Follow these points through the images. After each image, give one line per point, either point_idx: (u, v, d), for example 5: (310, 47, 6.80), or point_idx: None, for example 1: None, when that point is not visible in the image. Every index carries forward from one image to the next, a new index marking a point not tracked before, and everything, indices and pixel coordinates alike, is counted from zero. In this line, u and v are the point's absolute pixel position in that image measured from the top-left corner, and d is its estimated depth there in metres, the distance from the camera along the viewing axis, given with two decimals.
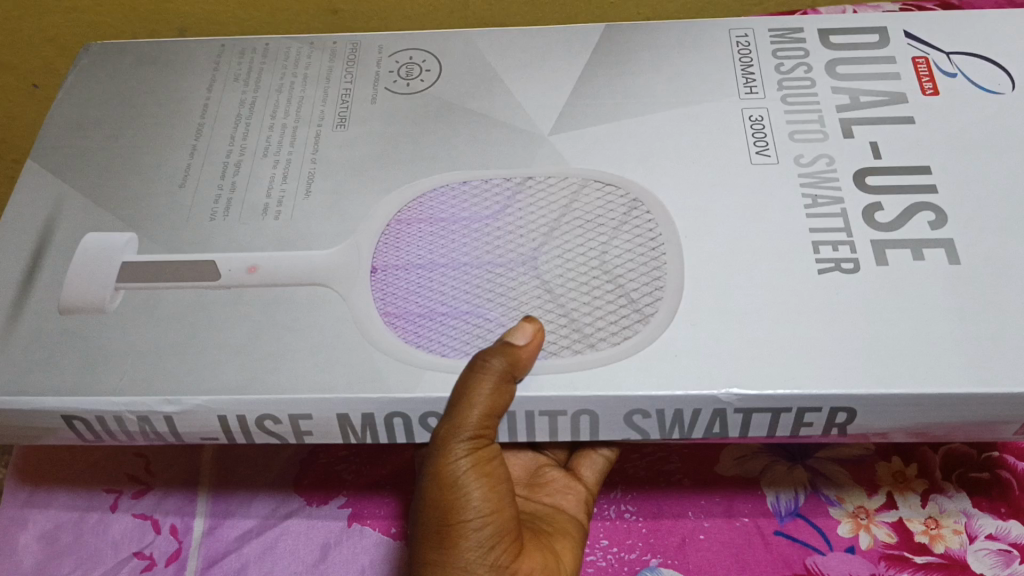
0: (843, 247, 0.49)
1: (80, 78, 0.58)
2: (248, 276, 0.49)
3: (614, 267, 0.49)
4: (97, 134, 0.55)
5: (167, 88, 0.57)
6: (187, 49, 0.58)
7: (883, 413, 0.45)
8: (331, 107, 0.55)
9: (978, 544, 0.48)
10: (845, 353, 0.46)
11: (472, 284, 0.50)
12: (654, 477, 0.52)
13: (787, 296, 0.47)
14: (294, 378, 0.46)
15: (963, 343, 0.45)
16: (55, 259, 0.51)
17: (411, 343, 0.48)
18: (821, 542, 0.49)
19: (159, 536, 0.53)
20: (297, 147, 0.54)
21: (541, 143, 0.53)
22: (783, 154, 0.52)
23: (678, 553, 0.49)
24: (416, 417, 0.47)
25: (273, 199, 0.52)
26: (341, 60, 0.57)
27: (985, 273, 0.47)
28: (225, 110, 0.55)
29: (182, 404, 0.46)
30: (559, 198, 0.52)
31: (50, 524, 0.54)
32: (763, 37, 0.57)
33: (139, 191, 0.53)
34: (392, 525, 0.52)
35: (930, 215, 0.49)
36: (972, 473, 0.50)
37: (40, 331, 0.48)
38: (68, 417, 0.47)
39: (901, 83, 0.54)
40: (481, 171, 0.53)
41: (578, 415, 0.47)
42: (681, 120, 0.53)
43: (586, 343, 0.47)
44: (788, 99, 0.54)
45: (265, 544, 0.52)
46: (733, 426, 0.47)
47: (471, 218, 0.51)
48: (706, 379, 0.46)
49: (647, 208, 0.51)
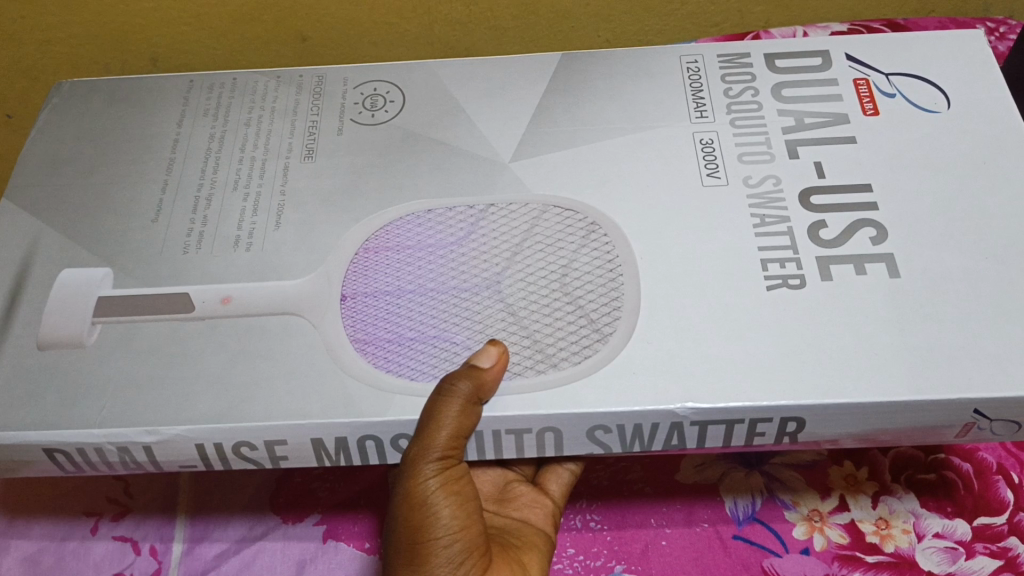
0: (790, 264, 0.52)
1: (54, 117, 0.60)
2: (222, 307, 0.52)
3: (574, 289, 0.52)
4: (71, 171, 0.58)
5: (138, 125, 0.60)
6: (158, 86, 0.61)
7: (831, 423, 0.48)
8: (298, 140, 0.58)
9: (926, 543, 0.51)
10: (793, 367, 0.48)
11: (440, 309, 0.52)
12: (617, 484, 0.55)
13: (732, 311, 0.50)
14: (267, 409, 0.48)
15: (902, 353, 0.48)
16: (34, 295, 0.53)
17: (381, 368, 0.50)
18: (777, 544, 0.52)
19: (138, 556, 0.55)
20: (267, 180, 0.57)
21: (503, 171, 0.56)
22: (732, 176, 0.55)
23: (641, 559, 0.52)
24: (388, 438, 0.49)
25: (244, 231, 0.55)
26: (307, 92, 0.61)
27: (921, 287, 0.50)
28: (194, 145, 0.58)
29: (157, 433, 0.48)
30: (521, 224, 0.54)
31: (32, 548, 0.56)
32: (714, 64, 0.60)
33: (115, 227, 0.56)
34: (365, 541, 0.55)
35: (872, 232, 0.53)
36: (919, 475, 0.53)
37: (18, 365, 0.51)
38: (49, 449, 0.49)
39: (844, 104, 0.58)
40: (447, 200, 0.55)
41: (542, 432, 0.49)
42: (636, 146, 0.57)
43: (549, 363, 0.49)
44: (736, 122, 0.58)
45: (242, 561, 0.55)
46: (691, 438, 0.50)
47: (439, 246, 0.54)
48: (662, 396, 0.48)
49: (605, 232, 0.54)
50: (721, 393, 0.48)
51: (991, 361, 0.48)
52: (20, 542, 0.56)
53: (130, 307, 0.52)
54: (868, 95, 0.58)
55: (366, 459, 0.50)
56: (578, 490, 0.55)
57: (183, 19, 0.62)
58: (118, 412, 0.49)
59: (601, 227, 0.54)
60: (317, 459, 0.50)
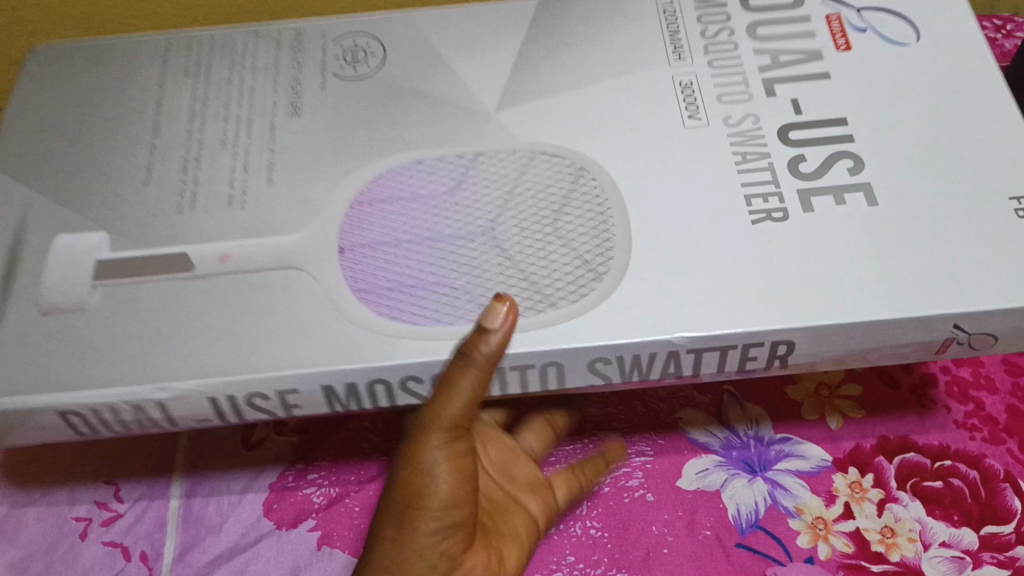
0: (774, 197, 0.48)
1: (20, 90, 0.54)
2: (222, 264, 0.48)
3: (565, 229, 0.48)
4: (58, 138, 0.53)
5: (118, 87, 0.55)
6: (133, 46, 0.56)
7: (820, 345, 0.46)
8: (283, 97, 0.54)
9: (932, 552, 0.47)
10: (780, 293, 0.45)
11: (433, 257, 0.48)
12: (604, 476, 0.50)
13: (725, 248, 0.47)
14: (274, 365, 0.45)
15: (897, 273, 0.46)
16: (34, 258, 0.48)
17: (385, 316, 0.46)
18: (780, 554, 0.47)
19: (130, 562, 0.50)
20: (256, 140, 0.52)
21: (489, 122, 0.52)
22: (712, 116, 0.52)
23: (641, 567, 0.47)
24: (396, 381, 0.45)
25: (238, 188, 0.50)
26: (286, 47, 0.56)
27: (904, 209, 0.47)
28: (179, 107, 0.54)
29: (166, 389, 0.45)
30: (507, 172, 0.50)
31: (21, 552, 0.50)
32: (692, 7, 0.56)
33: (111, 195, 0.51)
34: (359, 549, 0.50)
35: (847, 162, 0.49)
36: (926, 483, 0.49)
37: (24, 331, 0.46)
38: (64, 412, 0.45)
39: (816, 40, 0.54)
40: (436, 150, 0.51)
41: (546, 368, 0.46)
42: (642, 88, 0.53)
43: (546, 302, 0.46)
44: (714, 63, 0.54)
45: (238, 567, 0.49)
46: (687, 366, 0.47)
47: (429, 196, 0.50)
48: (650, 327, 0.45)
49: (593, 177, 0.50)
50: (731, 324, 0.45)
51: (982, 274, 0.45)
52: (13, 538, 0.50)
53: (119, 269, 0.48)
54: (839, 29, 0.54)
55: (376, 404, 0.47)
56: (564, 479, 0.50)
57: None
58: (118, 382, 0.45)
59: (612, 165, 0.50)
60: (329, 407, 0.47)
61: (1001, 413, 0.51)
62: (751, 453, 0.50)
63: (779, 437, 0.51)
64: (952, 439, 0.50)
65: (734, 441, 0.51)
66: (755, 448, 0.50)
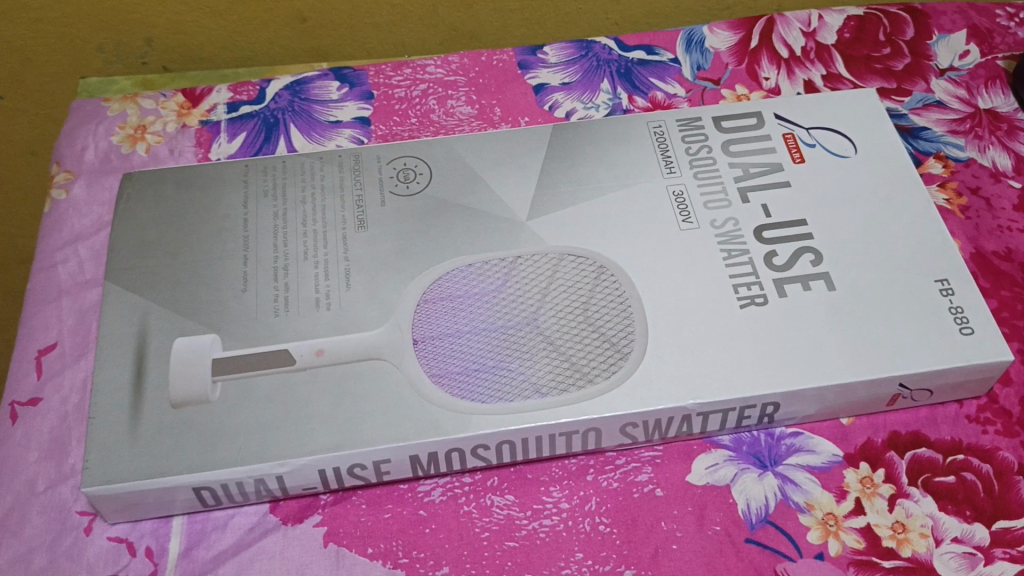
0: (780, 250, 0.49)
1: (130, 209, 0.51)
2: (317, 359, 0.45)
3: (596, 320, 0.46)
4: (150, 193, 0.52)
5: (204, 205, 0.51)
6: (210, 174, 0.52)
7: (827, 404, 0.46)
8: (348, 212, 0.51)
9: (944, 547, 0.44)
10: (786, 346, 0.46)
11: (489, 347, 0.45)
12: (587, 466, 0.46)
13: (729, 290, 0.48)
14: (319, 421, 0.43)
15: (905, 321, 0.46)
16: (123, 281, 0.48)
17: (433, 376, 0.45)
18: (790, 549, 0.44)
19: (135, 558, 0.44)
20: (321, 246, 0.49)
21: (521, 232, 0.50)
22: (687, 171, 0.53)
23: (651, 564, 0.43)
24: (467, 449, 0.44)
25: (321, 291, 0.48)
26: (348, 171, 0.53)
27: (927, 258, 0.48)
28: (251, 223, 0.50)
29: (204, 478, 0.42)
30: (542, 271, 0.48)
31: (22, 546, 0.44)
32: (675, 129, 0.55)
33: (167, 255, 0.49)
34: (366, 544, 0.44)
35: (810, 255, 0.49)
36: (937, 478, 0.46)
37: (108, 353, 0.46)
38: (196, 487, 0.43)
39: (775, 155, 0.53)
40: (481, 255, 0.49)
41: (586, 432, 0.45)
42: (642, 172, 0.53)
43: (581, 373, 0.44)
44: (721, 122, 0.55)
45: (241, 566, 0.43)
46: (704, 425, 0.46)
47: (484, 295, 0.47)
48: (675, 389, 0.44)
49: (614, 278, 0.48)
50: (730, 389, 0.44)
51: (986, 334, 0.46)
52: (7, 537, 0.44)
53: (236, 365, 0.45)
54: (793, 146, 0.53)
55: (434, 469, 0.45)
56: (548, 476, 0.46)
57: (180, 4, 0.60)
58: (162, 433, 0.43)
59: (615, 223, 0.50)
60: (415, 472, 0.45)
61: (1014, 404, 0.48)
62: (761, 448, 0.47)
63: (789, 430, 0.47)
64: (964, 433, 0.47)
65: (744, 435, 0.47)
66: (766, 442, 0.47)
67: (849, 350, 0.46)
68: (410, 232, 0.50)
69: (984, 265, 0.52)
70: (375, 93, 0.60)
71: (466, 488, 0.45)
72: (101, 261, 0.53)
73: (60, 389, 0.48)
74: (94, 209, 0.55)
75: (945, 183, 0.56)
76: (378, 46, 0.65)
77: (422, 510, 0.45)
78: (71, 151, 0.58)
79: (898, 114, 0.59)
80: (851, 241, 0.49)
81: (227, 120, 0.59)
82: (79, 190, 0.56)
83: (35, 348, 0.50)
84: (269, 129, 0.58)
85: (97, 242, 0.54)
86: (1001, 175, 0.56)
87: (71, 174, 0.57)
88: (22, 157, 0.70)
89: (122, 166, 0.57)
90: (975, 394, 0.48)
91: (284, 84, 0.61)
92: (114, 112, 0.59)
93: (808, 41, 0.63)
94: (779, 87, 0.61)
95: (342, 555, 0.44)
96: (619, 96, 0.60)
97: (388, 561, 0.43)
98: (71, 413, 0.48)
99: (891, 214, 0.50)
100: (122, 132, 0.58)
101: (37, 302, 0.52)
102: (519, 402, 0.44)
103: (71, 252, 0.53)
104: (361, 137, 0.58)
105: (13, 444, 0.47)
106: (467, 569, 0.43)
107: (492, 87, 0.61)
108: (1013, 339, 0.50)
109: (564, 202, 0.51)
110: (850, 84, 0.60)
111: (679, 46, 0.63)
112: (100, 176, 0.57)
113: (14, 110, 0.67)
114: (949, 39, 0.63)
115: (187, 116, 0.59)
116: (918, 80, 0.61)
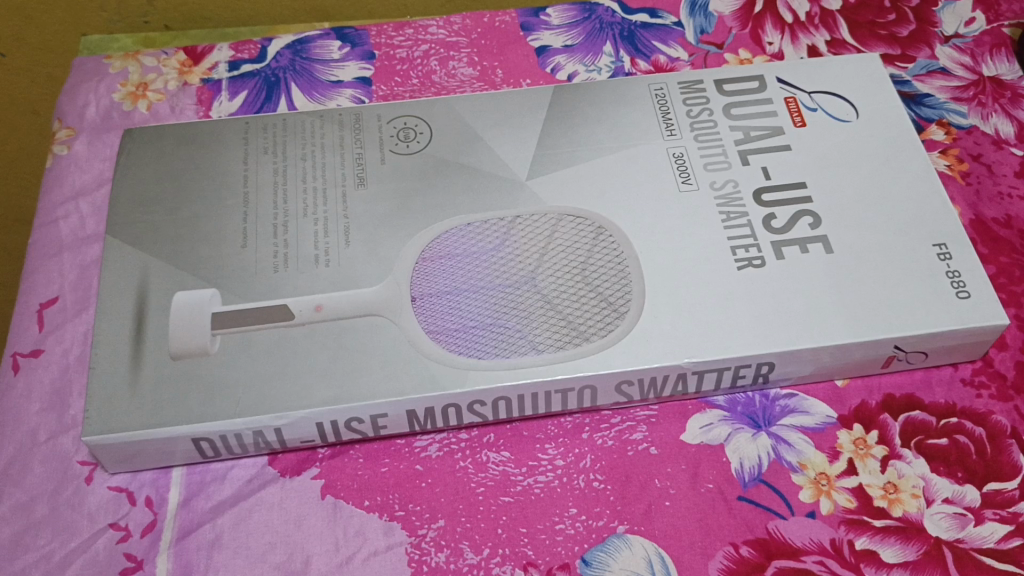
0: (778, 212, 0.50)
1: (130, 164, 0.51)
2: (315, 314, 0.45)
3: (594, 279, 0.46)
4: (150, 150, 0.52)
5: (205, 162, 0.51)
6: (212, 131, 0.53)
7: (821, 365, 0.46)
8: (348, 170, 0.51)
9: (935, 508, 0.44)
10: (782, 307, 0.46)
11: (487, 304, 0.46)
12: (582, 424, 0.46)
13: (726, 251, 0.48)
14: (318, 375, 0.44)
15: (901, 283, 0.47)
16: (123, 236, 0.49)
17: (432, 332, 0.45)
18: (782, 507, 0.44)
19: (135, 507, 0.44)
20: (321, 203, 0.50)
21: (521, 190, 0.50)
22: (688, 133, 0.53)
23: (644, 519, 0.44)
24: (463, 405, 0.44)
25: (321, 248, 0.48)
26: (348, 129, 0.53)
27: (925, 222, 0.49)
28: (251, 179, 0.51)
29: (204, 428, 0.43)
30: (541, 231, 0.48)
31: (24, 495, 0.45)
32: (677, 92, 0.55)
33: (167, 212, 0.49)
34: (364, 497, 0.44)
35: (808, 218, 0.49)
36: (930, 440, 0.46)
37: (108, 307, 0.46)
38: (195, 439, 0.43)
39: (777, 118, 0.53)
40: (481, 215, 0.49)
41: (582, 390, 0.45)
42: (642, 133, 0.53)
43: (578, 333, 0.45)
44: (722, 85, 0.55)
45: (240, 517, 0.44)
46: (699, 384, 0.46)
47: (482, 254, 0.47)
48: (670, 348, 0.45)
49: (613, 238, 0.48)
50: (725, 349, 0.45)
51: (981, 298, 0.46)
52: (8, 485, 0.45)
53: (237, 319, 0.45)
54: (794, 110, 0.53)
55: (430, 424, 0.45)
56: (543, 434, 0.46)
57: None
58: (161, 383, 0.44)
59: (616, 183, 0.50)
60: (411, 428, 0.45)
61: (1009, 369, 0.48)
62: (755, 408, 0.47)
63: (784, 391, 0.48)
64: (958, 396, 0.47)
65: (738, 396, 0.47)
66: (760, 403, 0.47)
67: (844, 311, 0.46)
68: (409, 190, 0.50)
69: (983, 231, 0.52)
70: (377, 53, 0.60)
71: (462, 443, 0.46)
72: (102, 217, 0.53)
73: (61, 342, 0.49)
74: (96, 165, 0.55)
75: (946, 150, 0.56)
76: (379, 6, 0.66)
77: (418, 464, 0.45)
78: (73, 108, 0.58)
79: (901, 81, 0.59)
80: (849, 204, 0.49)
81: (228, 78, 0.59)
82: (81, 146, 0.56)
83: (36, 301, 0.50)
84: (270, 88, 0.58)
85: (99, 198, 0.54)
86: (1002, 143, 0.56)
87: (73, 131, 0.57)
88: (24, 117, 0.70)
89: (124, 123, 0.57)
90: (971, 358, 0.48)
91: (285, 43, 0.61)
92: (115, 70, 0.60)
93: (813, 5, 0.62)
94: (782, 52, 0.60)
95: (340, 507, 0.44)
96: (621, 59, 0.60)
97: (385, 513, 0.44)
98: (72, 365, 0.48)
99: (890, 178, 0.50)
100: (124, 89, 0.59)
101: (39, 256, 0.52)
102: (517, 359, 0.44)
103: (73, 208, 0.54)
104: (362, 97, 0.58)
105: (16, 394, 0.47)
106: (461, 522, 0.44)
107: (494, 49, 0.61)
108: (1009, 304, 0.50)
109: (565, 162, 0.51)
110: (853, 50, 0.60)
111: (682, 10, 0.63)
112: (101, 133, 0.57)
113: (16, 68, 0.67)
114: (955, 6, 0.62)
115: (188, 74, 0.59)
116: (922, 46, 0.60)
